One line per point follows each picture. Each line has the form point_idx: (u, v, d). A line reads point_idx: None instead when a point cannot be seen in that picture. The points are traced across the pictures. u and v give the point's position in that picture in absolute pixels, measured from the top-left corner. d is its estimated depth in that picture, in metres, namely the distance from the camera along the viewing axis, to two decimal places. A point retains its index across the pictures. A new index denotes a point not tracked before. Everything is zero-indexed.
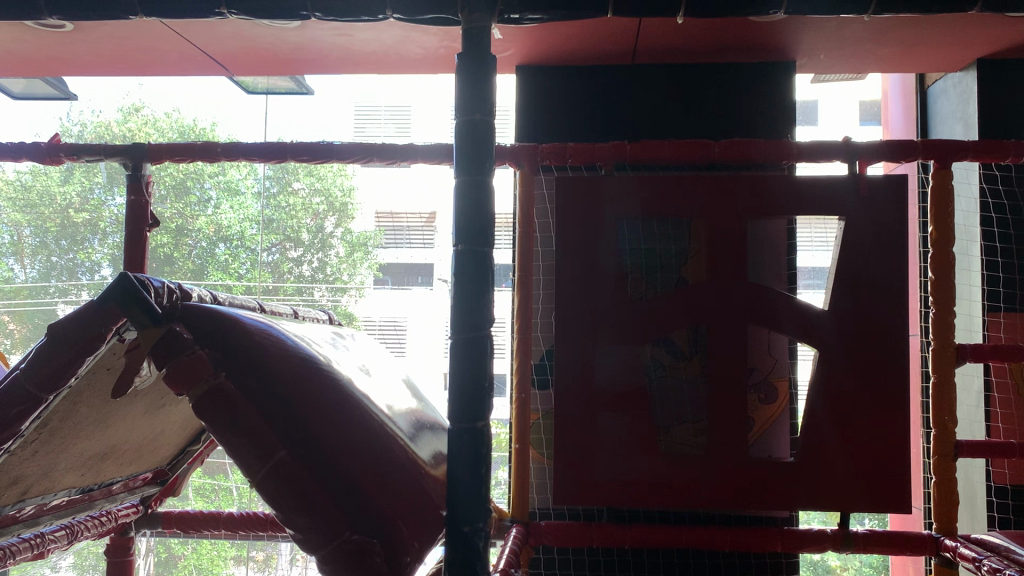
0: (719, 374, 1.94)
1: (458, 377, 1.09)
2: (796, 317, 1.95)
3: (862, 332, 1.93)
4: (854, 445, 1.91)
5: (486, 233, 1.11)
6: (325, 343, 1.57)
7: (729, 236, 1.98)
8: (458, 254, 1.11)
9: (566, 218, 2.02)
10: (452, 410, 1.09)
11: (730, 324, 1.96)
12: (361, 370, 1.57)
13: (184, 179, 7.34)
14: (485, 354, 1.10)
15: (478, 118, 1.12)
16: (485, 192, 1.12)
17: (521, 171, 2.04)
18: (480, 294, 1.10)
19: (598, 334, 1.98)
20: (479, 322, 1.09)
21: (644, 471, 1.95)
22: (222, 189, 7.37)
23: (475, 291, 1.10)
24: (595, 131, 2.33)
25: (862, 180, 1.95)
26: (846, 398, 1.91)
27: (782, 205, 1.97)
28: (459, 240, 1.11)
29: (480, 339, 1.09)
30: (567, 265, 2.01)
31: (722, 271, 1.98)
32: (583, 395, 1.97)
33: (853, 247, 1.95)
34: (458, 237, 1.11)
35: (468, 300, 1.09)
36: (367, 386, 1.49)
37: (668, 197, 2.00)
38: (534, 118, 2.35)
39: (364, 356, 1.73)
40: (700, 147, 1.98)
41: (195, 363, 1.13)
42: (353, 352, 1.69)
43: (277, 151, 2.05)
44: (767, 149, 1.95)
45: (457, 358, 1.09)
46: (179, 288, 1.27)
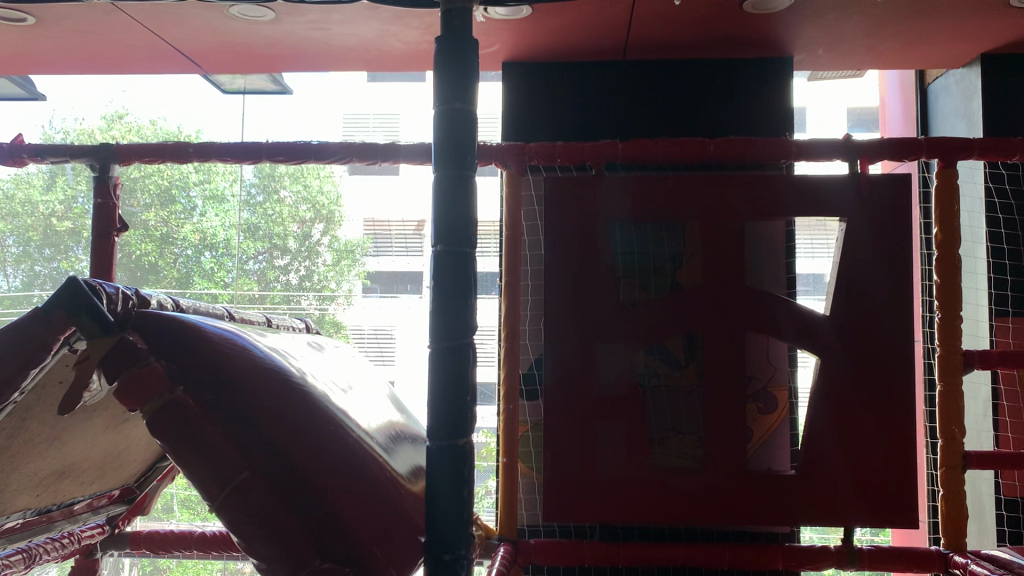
0: (715, 382, 1.86)
1: (435, 389, 0.99)
2: (794, 323, 1.86)
3: (865, 337, 1.85)
4: (857, 456, 1.82)
5: (467, 232, 1.02)
6: (299, 354, 1.47)
7: (725, 239, 1.89)
8: (437, 255, 1.01)
9: (555, 220, 1.93)
10: (431, 426, 1.00)
11: (727, 331, 1.87)
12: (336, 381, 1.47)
13: (169, 187, 7.16)
14: (467, 364, 1.01)
15: (459, 107, 1.02)
16: (467, 188, 1.02)
17: (507, 171, 1.95)
18: (461, 297, 1.01)
19: (590, 342, 1.89)
20: (460, 327, 1.00)
21: (637, 486, 1.86)
22: (207, 197, 7.22)
23: (455, 294, 1.00)
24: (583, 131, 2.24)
25: (863, 180, 1.87)
26: (848, 408, 1.83)
27: (780, 206, 1.89)
28: (438, 240, 1.01)
29: (461, 347, 1.00)
30: (558, 270, 1.92)
31: (718, 275, 1.89)
32: (575, 407, 1.88)
33: (856, 249, 1.87)
34: (436, 236, 1.02)
35: (449, 304, 1.00)
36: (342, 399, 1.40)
37: (662, 198, 1.91)
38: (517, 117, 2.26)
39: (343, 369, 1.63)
40: (694, 145, 1.90)
41: (149, 377, 1.03)
42: (330, 362, 1.59)
43: (252, 151, 1.96)
44: (765, 148, 1.87)
45: (435, 368, 1.00)
46: (136, 293, 1.18)
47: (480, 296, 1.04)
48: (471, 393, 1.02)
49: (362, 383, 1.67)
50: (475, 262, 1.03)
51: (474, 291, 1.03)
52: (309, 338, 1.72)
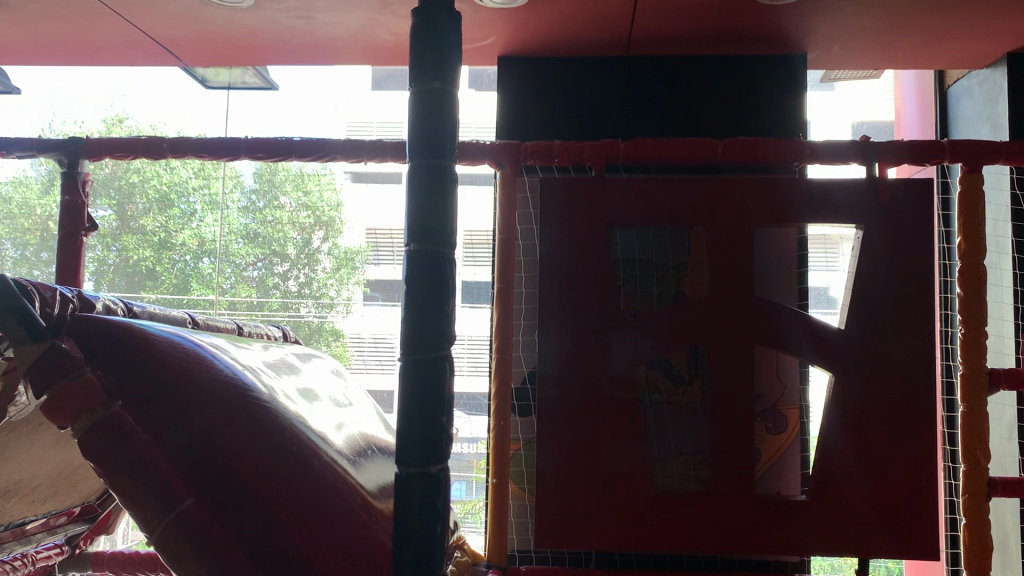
0: (721, 400, 1.73)
1: (405, 410, 0.87)
2: (806, 337, 1.74)
3: (881, 353, 1.73)
4: (872, 482, 1.70)
5: (444, 230, 0.90)
6: (266, 365, 1.34)
7: (732, 247, 1.77)
8: (410, 255, 0.89)
9: (552, 225, 1.81)
10: (398, 453, 0.87)
11: (734, 345, 1.75)
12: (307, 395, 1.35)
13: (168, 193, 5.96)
14: (442, 379, 0.88)
15: (436, 88, 0.90)
16: (445, 180, 0.90)
17: (501, 172, 1.83)
18: (437, 304, 0.88)
19: (587, 355, 1.77)
20: (436, 340, 0.88)
21: (635, 510, 1.73)
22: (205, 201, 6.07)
23: (429, 299, 0.88)
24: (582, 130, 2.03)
25: (881, 185, 1.75)
26: (862, 428, 1.72)
27: (793, 212, 1.77)
28: (411, 238, 0.89)
29: (436, 362, 0.88)
30: (555, 278, 1.79)
31: (726, 286, 1.76)
32: (571, 424, 1.75)
33: (873, 259, 1.74)
34: (409, 234, 0.89)
35: (423, 310, 0.87)
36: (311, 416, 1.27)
37: (666, 203, 1.79)
38: (512, 112, 2.07)
39: (318, 382, 1.51)
40: (701, 146, 1.78)
41: (83, 388, 0.91)
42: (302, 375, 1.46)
43: (229, 147, 1.84)
44: (776, 149, 1.77)
45: (406, 385, 0.87)
46: (77, 295, 1.06)
47: (458, 302, 0.91)
48: (447, 414, 0.89)
49: (340, 397, 1.55)
50: (453, 264, 0.91)
51: (452, 298, 0.91)
52: (283, 347, 1.59)
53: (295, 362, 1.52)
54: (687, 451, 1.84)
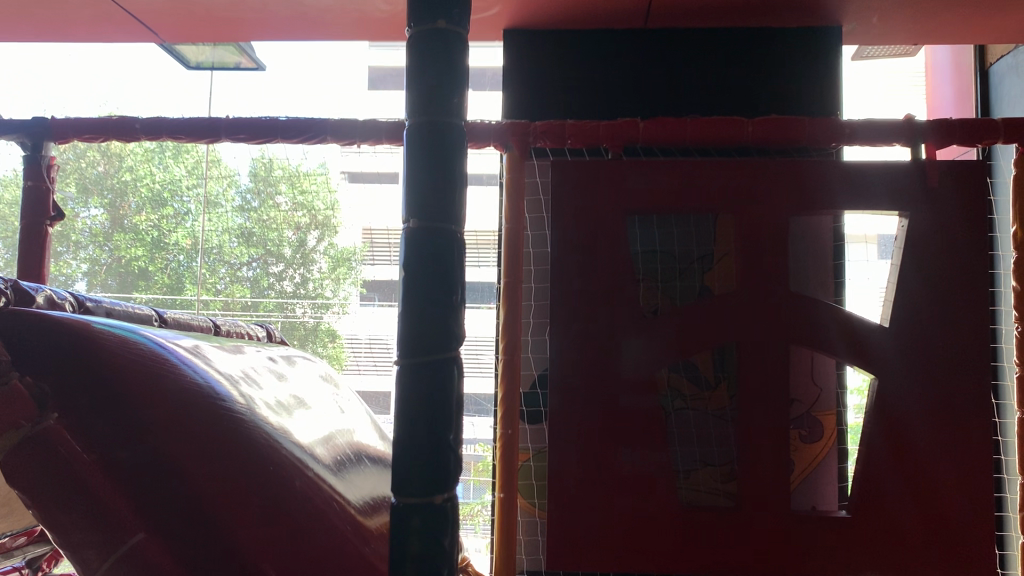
0: (752, 405, 1.57)
1: (403, 426, 0.70)
2: (846, 337, 1.58)
3: (926, 354, 1.57)
4: (918, 494, 1.54)
5: (451, 205, 0.73)
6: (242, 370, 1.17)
7: (765, 236, 1.61)
8: (409, 234, 0.72)
9: (564, 213, 1.64)
10: (395, 479, 0.70)
11: (766, 345, 1.59)
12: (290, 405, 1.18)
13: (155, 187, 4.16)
14: (448, 387, 0.71)
15: (442, 27, 0.73)
16: (453, 143, 0.73)
17: (508, 154, 1.66)
18: (444, 294, 0.71)
19: (603, 355, 1.60)
20: (441, 338, 0.71)
21: (657, 527, 1.56)
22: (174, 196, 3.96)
23: (433, 287, 0.71)
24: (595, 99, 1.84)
25: (928, 168, 1.59)
26: (907, 436, 1.56)
27: (831, 198, 1.60)
28: (410, 213, 0.72)
29: (442, 368, 0.71)
30: (569, 272, 1.62)
31: (757, 279, 1.60)
32: (588, 433, 1.59)
33: (920, 250, 1.59)
34: (407, 208, 0.72)
35: (425, 301, 0.71)
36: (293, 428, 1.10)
37: (691, 187, 1.62)
38: (520, 89, 1.90)
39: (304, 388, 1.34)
40: (730, 125, 1.61)
41: (10, 400, 0.75)
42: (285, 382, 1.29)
43: (208, 128, 1.68)
44: (812, 130, 1.60)
45: (405, 396, 0.70)
46: (12, 284, 0.88)
47: (468, 293, 0.74)
48: (457, 431, 0.72)
49: (330, 405, 1.38)
50: (463, 247, 0.74)
51: (462, 288, 0.74)
52: (266, 348, 1.43)
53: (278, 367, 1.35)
54: (714, 462, 1.67)
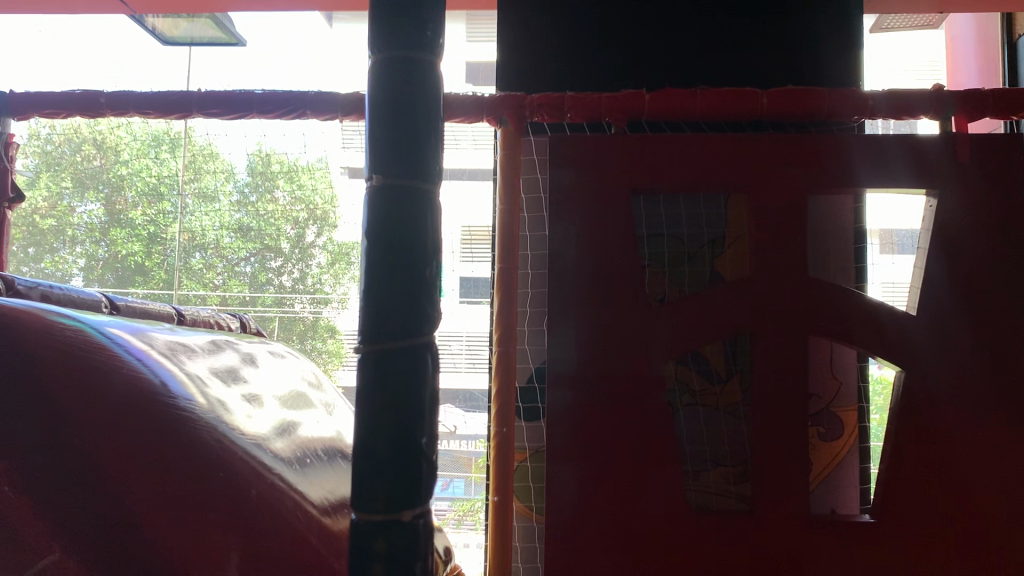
0: (767, 399, 1.45)
1: (366, 424, 0.58)
2: (870, 326, 1.46)
3: (955, 343, 1.45)
4: (948, 494, 1.42)
5: (424, 157, 0.60)
6: (202, 367, 1.04)
7: (781, 216, 1.48)
8: (374, 191, 0.59)
9: (564, 193, 1.52)
10: (357, 490, 0.58)
11: (782, 335, 1.46)
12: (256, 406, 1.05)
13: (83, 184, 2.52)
14: (421, 375, 0.59)
15: None
16: (425, 83, 0.61)
17: (503, 129, 1.54)
18: (416, 264, 0.59)
19: (606, 345, 1.48)
20: (411, 318, 0.58)
21: (665, 530, 1.44)
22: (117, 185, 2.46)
23: (402, 255, 0.58)
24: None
25: (957, 142, 1.47)
26: (936, 434, 1.44)
27: (853, 175, 1.48)
28: (375, 166, 0.60)
29: (413, 356, 0.59)
30: (569, 257, 1.50)
31: (772, 262, 1.47)
32: (591, 432, 1.47)
33: (951, 231, 1.47)
34: (371, 161, 0.60)
35: (393, 272, 0.58)
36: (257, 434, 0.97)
37: (701, 163, 1.50)
38: (516, 61, 1.78)
39: (280, 390, 1.21)
40: (743, 97, 1.48)
41: None
42: (257, 381, 1.16)
43: (179, 102, 1.55)
44: (832, 100, 1.48)
45: (369, 389, 0.58)
46: None
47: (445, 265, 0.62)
48: (432, 430, 0.60)
49: (310, 405, 1.26)
50: (438, 210, 0.62)
51: (437, 259, 0.62)
52: (241, 342, 1.30)
53: (251, 364, 1.22)
54: (727, 463, 1.55)
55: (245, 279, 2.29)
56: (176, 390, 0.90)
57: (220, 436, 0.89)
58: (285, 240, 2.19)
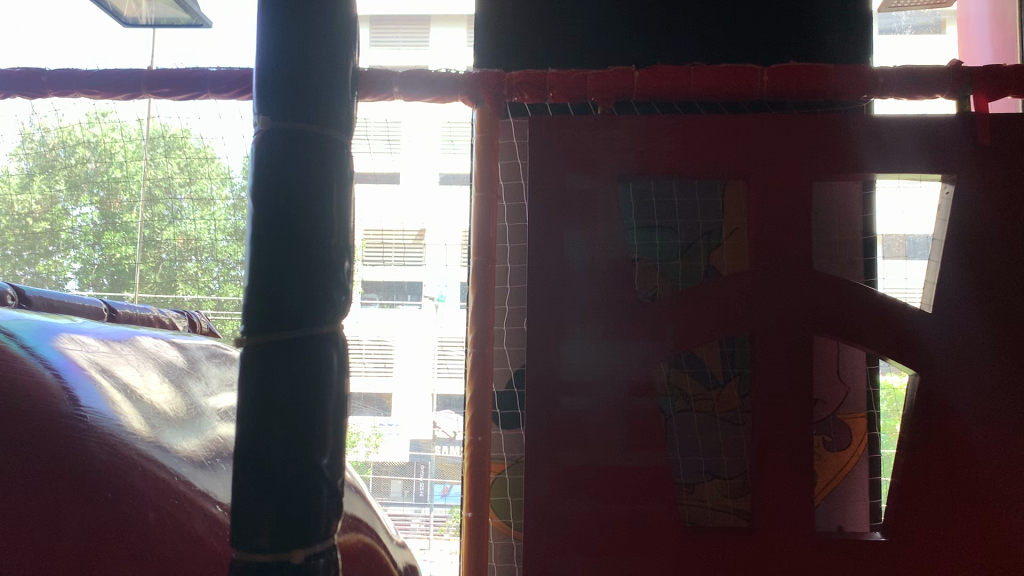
0: (768, 405, 1.32)
1: (248, 440, 0.45)
2: (880, 325, 1.33)
3: (974, 342, 1.33)
4: (968, 508, 1.30)
5: (327, 96, 0.48)
6: (139, 373, 0.85)
7: (783, 204, 1.35)
8: (263, 137, 0.47)
9: (544, 180, 1.38)
10: (235, 516, 0.45)
11: (785, 335, 1.33)
12: (198, 418, 0.87)
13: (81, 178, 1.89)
14: (323, 370, 0.47)
15: None
16: (330, 4, 0.49)
17: (480, 109, 1.40)
18: (314, 227, 0.46)
19: (592, 345, 1.35)
20: (309, 297, 0.46)
21: (657, 549, 1.30)
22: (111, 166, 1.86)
23: (294, 217, 0.46)
24: (585, 45, 1.58)
25: (976, 122, 1.34)
26: (953, 444, 1.31)
27: (863, 158, 1.35)
28: (263, 106, 0.48)
29: (310, 353, 0.46)
30: (550, 250, 1.37)
31: (775, 255, 1.34)
32: (573, 442, 1.33)
33: (968, 220, 1.34)
34: (259, 102, 0.48)
35: (281, 237, 0.45)
36: (189, 448, 0.79)
37: (696, 147, 1.37)
38: (494, 32, 1.59)
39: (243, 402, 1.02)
40: (741, 74, 1.36)
41: None
42: (211, 391, 0.97)
43: (127, 81, 1.42)
44: (838, 77, 1.35)
45: (254, 387, 0.45)
46: None
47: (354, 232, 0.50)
48: (335, 450, 0.48)
49: None
50: (346, 163, 0.50)
51: (345, 226, 0.49)
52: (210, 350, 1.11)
53: (210, 373, 1.03)
54: (723, 475, 1.41)
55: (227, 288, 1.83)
56: (87, 398, 0.70)
57: (133, 446, 0.70)
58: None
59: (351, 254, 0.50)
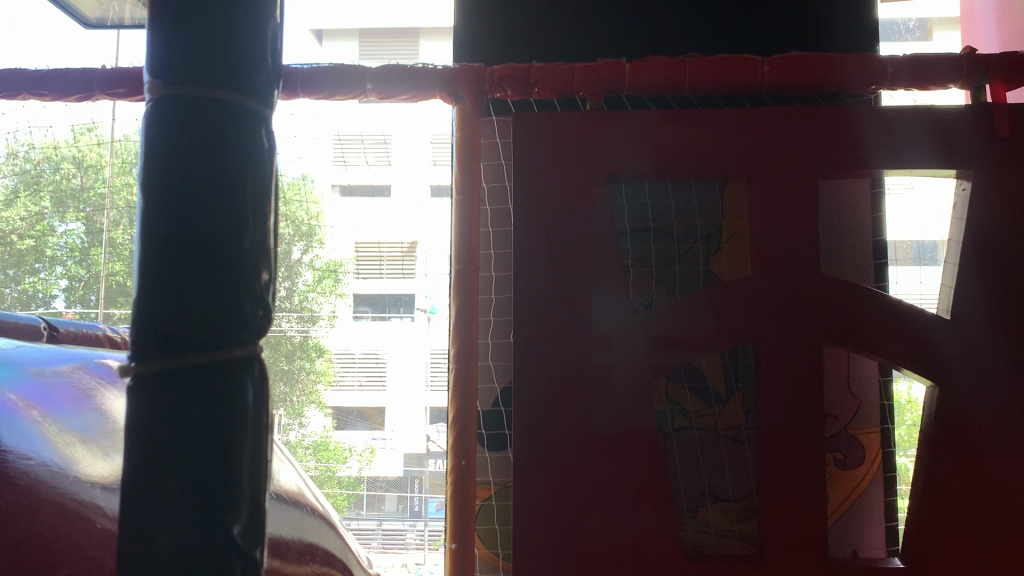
0: (775, 421, 1.22)
1: (136, 496, 0.35)
2: (895, 333, 1.23)
3: (995, 350, 1.23)
4: (992, 530, 1.20)
5: (236, 50, 0.38)
6: (111, 408, 0.76)
7: (788, 204, 1.25)
8: (154, 106, 0.37)
9: (529, 182, 1.28)
10: None
11: (792, 345, 1.23)
12: None
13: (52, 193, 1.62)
14: (239, 401, 0.37)
15: None
16: None
17: (461, 106, 1.30)
18: (220, 219, 0.36)
19: (583, 360, 1.24)
20: (219, 309, 0.36)
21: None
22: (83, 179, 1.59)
23: (193, 207, 0.36)
24: (572, 41, 1.49)
25: (992, 114, 1.24)
26: (977, 461, 1.21)
27: (872, 155, 1.25)
28: (157, 69, 0.38)
29: (221, 380, 0.36)
30: (538, 258, 1.27)
31: (780, 259, 1.25)
32: (565, 467, 1.23)
33: (987, 219, 1.25)
34: (151, 62, 0.38)
35: (175, 234, 0.36)
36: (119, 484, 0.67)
37: (692, 144, 1.27)
38: (476, 27, 1.50)
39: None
40: (739, 66, 1.26)
41: None
42: None
43: (80, 81, 1.32)
44: (843, 68, 1.26)
45: (145, 426, 0.35)
46: None
47: (280, 227, 0.40)
48: (256, 499, 0.38)
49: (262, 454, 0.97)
50: (266, 138, 0.40)
51: (265, 217, 0.39)
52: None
53: None
54: (727, 497, 1.31)
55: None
56: (20, 441, 0.61)
57: (69, 492, 0.61)
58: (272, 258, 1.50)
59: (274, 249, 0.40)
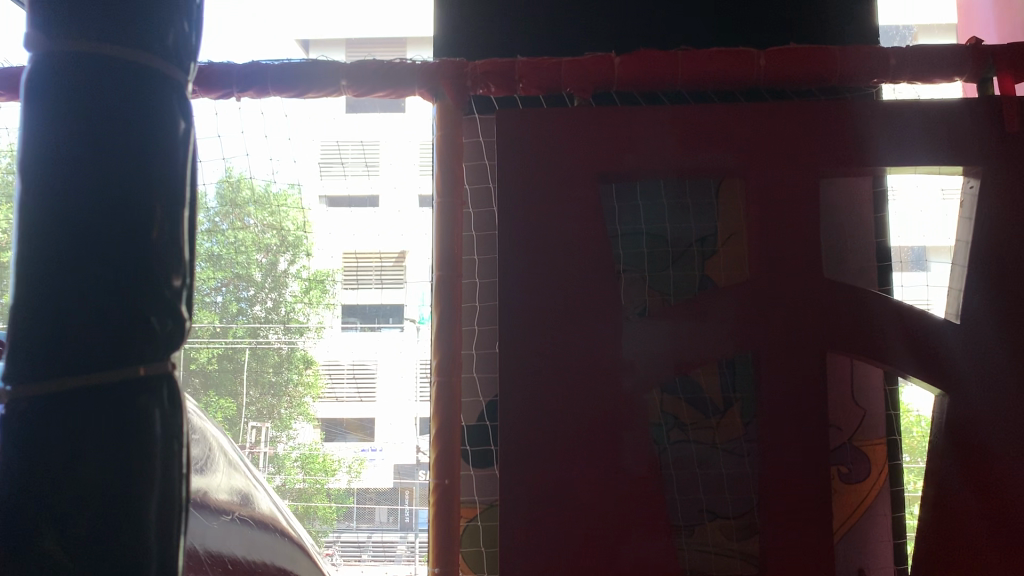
0: (777, 433, 1.16)
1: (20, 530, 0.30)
2: (903, 340, 1.17)
3: (1009, 356, 1.16)
4: (1007, 548, 1.13)
5: (151, 28, 0.35)
6: None
7: (787, 204, 1.19)
8: (36, 89, 0.33)
9: (515, 183, 1.21)
10: None
11: (794, 353, 1.17)
12: None
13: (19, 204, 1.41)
14: (148, 419, 0.33)
15: None
16: None
17: (442, 104, 1.23)
18: (125, 210, 0.33)
19: (574, 370, 1.17)
20: (121, 317, 0.32)
21: None
22: None
23: (90, 202, 0.32)
24: (558, 36, 1.42)
25: (1001, 107, 1.19)
26: (990, 473, 1.15)
27: (876, 151, 1.19)
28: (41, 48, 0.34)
29: (124, 394, 0.32)
30: (525, 264, 1.20)
31: (779, 263, 1.18)
32: (555, 486, 1.16)
33: (997, 218, 1.18)
34: (32, 41, 0.34)
35: (67, 231, 0.32)
36: None
37: (686, 141, 1.21)
38: (458, 22, 1.43)
39: (235, 469, 1.01)
40: (735, 58, 1.20)
41: None
42: None
43: None
44: (843, 61, 1.19)
45: (27, 452, 0.30)
46: None
47: (189, 221, 0.37)
48: (166, 510, 0.34)
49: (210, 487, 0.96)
50: (178, 127, 0.36)
51: (176, 211, 0.36)
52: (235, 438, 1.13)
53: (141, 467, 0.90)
54: (727, 514, 1.25)
55: (214, 316, 1.47)
56: None
57: None
58: (258, 268, 1.46)
59: (185, 245, 0.36)
